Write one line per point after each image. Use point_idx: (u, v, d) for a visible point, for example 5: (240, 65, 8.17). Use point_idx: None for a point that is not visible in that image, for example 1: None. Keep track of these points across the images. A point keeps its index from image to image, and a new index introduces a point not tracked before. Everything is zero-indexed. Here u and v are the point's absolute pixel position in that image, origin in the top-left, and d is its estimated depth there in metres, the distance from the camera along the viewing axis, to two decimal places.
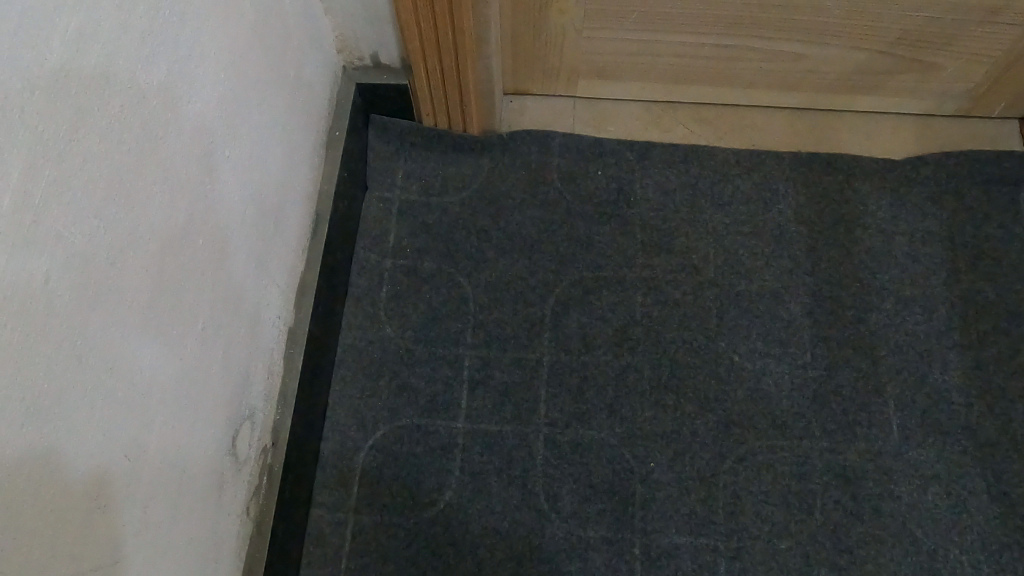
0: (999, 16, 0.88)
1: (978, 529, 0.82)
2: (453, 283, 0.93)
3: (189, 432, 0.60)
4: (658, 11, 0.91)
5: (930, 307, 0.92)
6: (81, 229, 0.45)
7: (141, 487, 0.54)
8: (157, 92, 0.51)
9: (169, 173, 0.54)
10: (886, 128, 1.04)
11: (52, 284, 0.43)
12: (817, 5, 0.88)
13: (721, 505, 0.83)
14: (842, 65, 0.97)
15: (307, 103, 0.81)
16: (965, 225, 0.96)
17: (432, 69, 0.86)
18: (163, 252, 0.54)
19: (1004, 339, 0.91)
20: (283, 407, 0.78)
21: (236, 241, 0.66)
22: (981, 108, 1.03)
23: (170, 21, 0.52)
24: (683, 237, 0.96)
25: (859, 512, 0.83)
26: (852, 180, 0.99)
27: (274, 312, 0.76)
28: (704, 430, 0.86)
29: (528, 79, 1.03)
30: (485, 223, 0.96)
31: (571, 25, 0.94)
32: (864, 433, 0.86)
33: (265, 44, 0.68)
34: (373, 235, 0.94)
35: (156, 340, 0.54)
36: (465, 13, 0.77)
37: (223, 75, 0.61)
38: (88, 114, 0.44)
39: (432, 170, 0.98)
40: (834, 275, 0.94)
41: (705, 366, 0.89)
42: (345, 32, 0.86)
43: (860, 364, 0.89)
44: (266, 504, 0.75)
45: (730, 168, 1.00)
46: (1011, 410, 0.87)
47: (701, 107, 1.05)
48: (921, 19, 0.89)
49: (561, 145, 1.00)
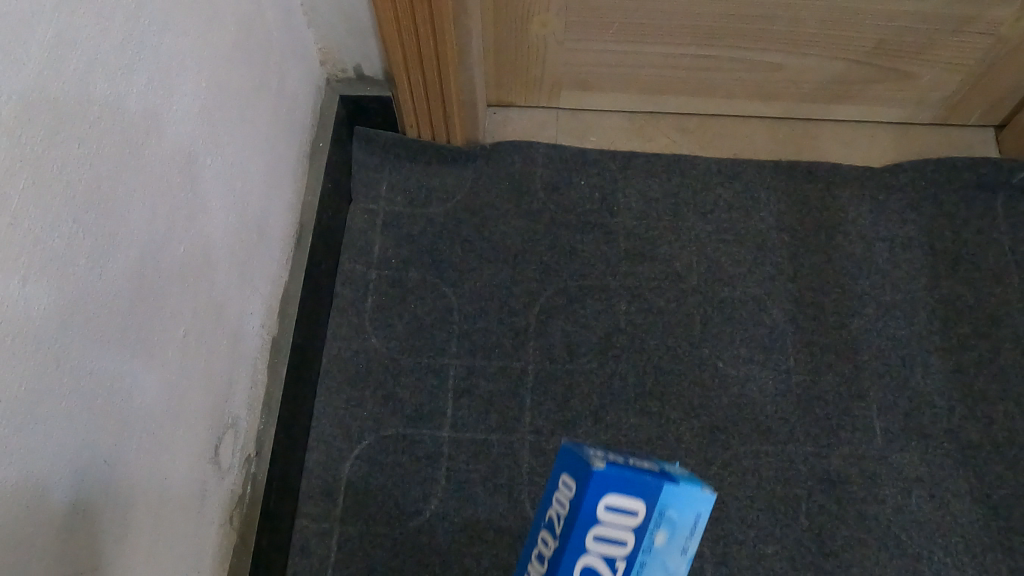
0: (971, 26, 0.90)
1: (961, 532, 0.83)
2: (438, 293, 0.93)
3: (170, 443, 0.60)
4: (638, 22, 0.92)
5: (911, 312, 0.93)
6: (59, 234, 0.45)
7: (121, 495, 0.54)
8: (138, 100, 0.52)
9: (150, 180, 0.54)
10: (865, 136, 1.05)
11: (31, 287, 0.43)
12: (794, 16, 0.90)
13: (707, 511, 0.83)
14: (820, 74, 0.99)
15: (291, 114, 0.82)
16: (945, 230, 0.98)
17: (414, 81, 0.87)
18: (144, 258, 0.54)
19: (984, 342, 0.92)
20: (268, 417, 0.78)
21: (219, 250, 0.67)
22: (957, 116, 1.04)
23: (150, 31, 0.53)
24: (666, 245, 0.97)
25: (844, 516, 0.83)
26: (832, 187, 1.00)
27: (257, 321, 0.76)
28: (689, 437, 0.86)
29: (511, 91, 1.04)
30: (470, 233, 0.96)
31: (553, 37, 0.95)
32: (848, 437, 0.86)
33: (247, 54, 0.69)
34: (357, 246, 0.95)
35: (137, 347, 0.54)
36: (447, 25, 0.79)
37: (205, 85, 0.61)
38: (67, 119, 0.45)
39: (416, 182, 0.99)
40: (817, 281, 0.94)
41: (690, 372, 0.89)
42: (328, 45, 0.87)
43: (843, 369, 0.90)
44: (250, 514, 0.74)
45: (712, 177, 1.01)
46: (992, 413, 0.88)
47: (682, 117, 1.07)
48: (895, 28, 0.91)
49: (545, 155, 1.01)
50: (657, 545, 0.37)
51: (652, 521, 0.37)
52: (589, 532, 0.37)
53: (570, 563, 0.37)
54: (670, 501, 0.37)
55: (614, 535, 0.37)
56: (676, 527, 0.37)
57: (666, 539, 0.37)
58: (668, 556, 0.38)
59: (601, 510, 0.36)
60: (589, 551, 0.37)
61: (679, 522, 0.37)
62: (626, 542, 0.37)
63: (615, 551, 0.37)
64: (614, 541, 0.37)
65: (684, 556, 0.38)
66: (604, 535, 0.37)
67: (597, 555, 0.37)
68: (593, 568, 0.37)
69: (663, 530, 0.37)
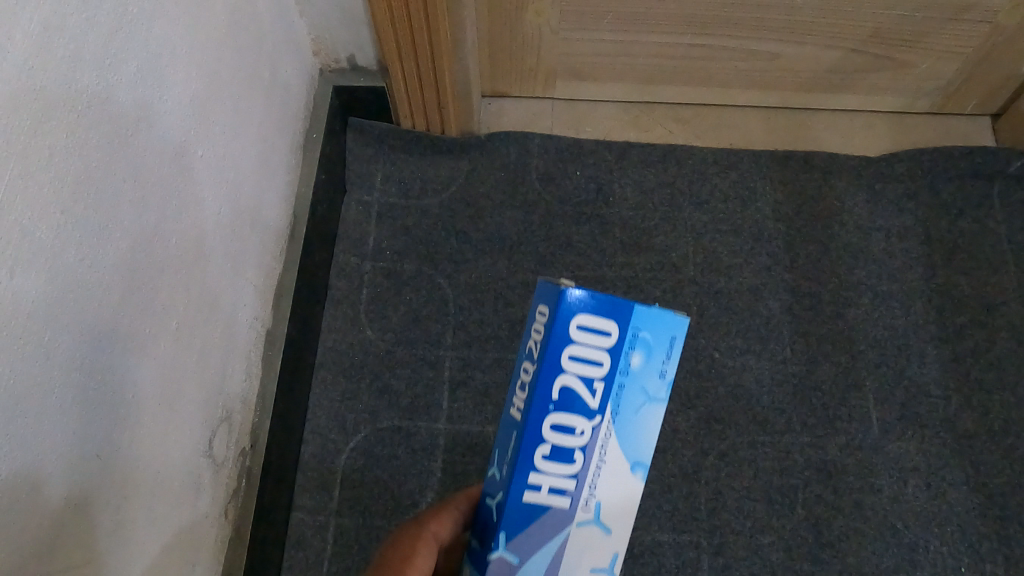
0: (968, 14, 0.90)
1: (957, 521, 0.83)
2: (433, 284, 0.93)
3: (163, 436, 0.60)
4: (633, 11, 0.92)
5: (908, 301, 0.93)
6: (47, 225, 0.44)
7: (113, 488, 0.53)
8: (127, 90, 0.51)
9: (140, 170, 0.54)
10: (862, 125, 1.05)
11: (18, 280, 0.42)
12: (790, 4, 0.89)
13: (704, 502, 0.83)
14: (816, 64, 0.98)
15: (283, 104, 0.81)
16: (941, 220, 0.97)
17: (408, 71, 0.86)
18: (135, 249, 0.54)
19: (981, 331, 0.91)
20: (262, 411, 0.77)
21: (211, 242, 0.66)
22: (954, 105, 1.04)
23: (140, 19, 0.52)
24: (663, 235, 0.96)
25: (840, 506, 0.83)
26: (829, 177, 0.99)
27: (251, 314, 0.76)
28: (686, 428, 0.86)
29: (506, 81, 1.03)
30: (465, 224, 0.96)
31: (548, 26, 0.94)
32: (844, 427, 0.86)
33: (239, 44, 0.68)
34: (352, 238, 0.94)
35: (129, 340, 0.54)
36: (441, 15, 0.78)
37: (195, 74, 0.61)
38: (54, 110, 0.44)
39: (411, 173, 0.98)
40: (813, 272, 0.94)
41: (686, 363, 0.89)
42: (321, 34, 0.86)
43: (839, 359, 0.89)
44: (244, 508, 0.74)
45: (708, 167, 1.00)
46: (989, 402, 0.88)
47: (678, 107, 1.06)
48: (892, 17, 0.91)
49: (540, 146, 1.01)
50: (633, 366, 0.38)
51: (627, 341, 0.37)
52: (565, 351, 0.36)
53: (549, 386, 0.37)
54: (644, 322, 0.37)
55: (590, 356, 0.37)
56: (653, 347, 0.38)
57: (643, 359, 0.38)
58: (645, 376, 0.38)
59: (576, 330, 0.36)
60: (567, 373, 0.37)
61: (654, 343, 0.38)
62: (604, 363, 0.37)
63: (594, 372, 0.37)
64: (592, 361, 0.37)
65: (662, 379, 0.39)
66: (580, 355, 0.37)
67: (576, 376, 0.37)
68: (572, 391, 0.37)
69: (639, 351, 0.38)
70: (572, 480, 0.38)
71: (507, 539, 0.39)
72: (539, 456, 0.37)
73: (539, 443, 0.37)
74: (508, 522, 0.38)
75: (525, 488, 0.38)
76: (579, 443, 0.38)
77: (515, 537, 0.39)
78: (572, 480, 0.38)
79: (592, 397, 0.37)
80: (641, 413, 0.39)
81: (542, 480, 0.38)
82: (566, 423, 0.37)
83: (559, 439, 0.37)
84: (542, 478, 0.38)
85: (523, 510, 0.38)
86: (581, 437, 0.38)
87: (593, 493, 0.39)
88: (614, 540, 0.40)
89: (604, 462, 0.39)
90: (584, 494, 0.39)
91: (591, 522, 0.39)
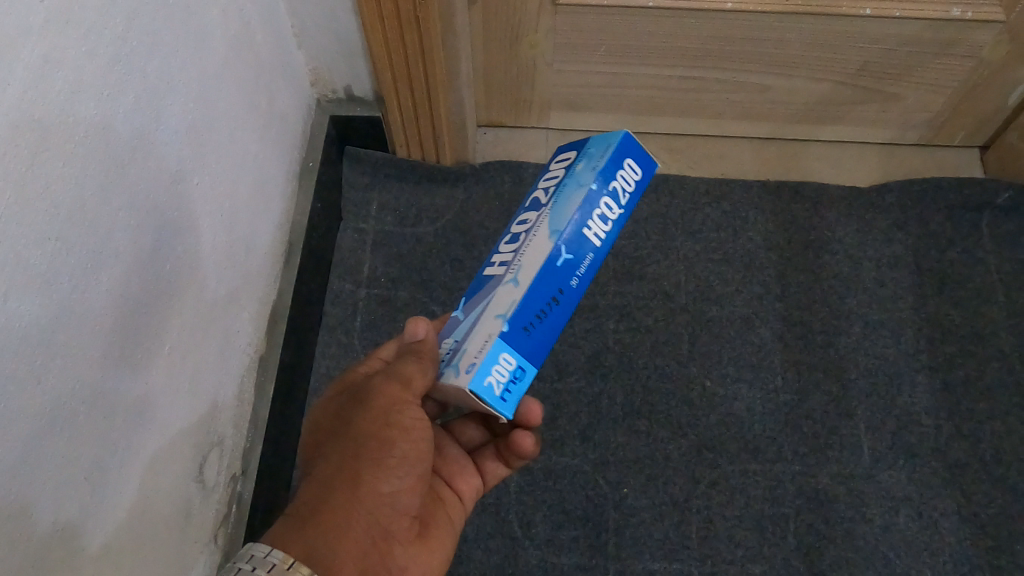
0: (953, 48, 0.91)
1: (949, 551, 0.83)
2: (427, 311, 0.94)
3: (154, 453, 0.60)
4: (626, 45, 0.93)
5: (898, 331, 0.94)
6: (42, 253, 0.45)
7: (102, 507, 0.53)
8: (125, 121, 0.52)
9: (137, 197, 0.55)
10: (851, 155, 1.07)
11: (12, 305, 0.43)
12: (779, 38, 0.91)
13: (695, 530, 0.83)
14: (806, 96, 1.00)
15: (280, 133, 0.83)
16: (931, 250, 0.98)
17: (404, 101, 0.88)
18: (131, 273, 0.55)
19: (972, 361, 0.92)
20: (254, 435, 0.77)
21: (207, 265, 0.67)
22: (942, 137, 1.06)
23: (139, 53, 0.53)
24: (655, 264, 0.97)
25: (832, 535, 0.83)
26: (820, 207, 1.01)
27: (245, 339, 0.76)
28: (677, 456, 0.86)
29: (501, 111, 1.05)
30: (459, 252, 0.97)
31: (542, 58, 0.96)
32: (836, 456, 0.86)
33: (237, 75, 0.70)
34: (347, 266, 0.96)
35: (124, 365, 0.55)
36: (434, 47, 0.79)
37: (192, 104, 0.62)
38: (52, 140, 0.45)
39: (406, 201, 1.00)
40: (804, 300, 0.95)
41: (679, 391, 0.90)
42: (319, 66, 0.88)
43: (831, 389, 0.90)
44: (235, 533, 0.74)
45: (700, 197, 1.02)
46: (980, 431, 0.88)
47: (671, 137, 1.08)
48: (879, 51, 0.92)
49: (533, 175, 1.02)
50: (577, 167, 0.51)
51: (578, 154, 0.52)
52: (547, 173, 0.55)
53: (530, 196, 0.55)
54: (593, 140, 0.52)
55: (555, 170, 0.54)
56: (595, 151, 0.51)
57: (585, 159, 0.51)
58: (582, 170, 0.50)
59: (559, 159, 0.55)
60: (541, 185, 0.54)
61: (594, 148, 0.51)
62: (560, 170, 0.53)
63: (553, 177, 0.53)
64: (556, 172, 0.53)
65: (590, 169, 0.49)
66: (551, 172, 0.54)
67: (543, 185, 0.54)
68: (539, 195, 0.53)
69: (583, 157, 0.51)
70: (511, 252, 0.51)
71: (467, 300, 0.53)
72: (505, 242, 0.53)
73: (509, 233, 0.54)
74: (473, 288, 0.53)
75: (489, 264, 0.53)
76: (523, 227, 0.52)
77: (471, 299, 0.53)
78: (509, 252, 0.51)
79: (544, 195, 0.52)
80: (568, 193, 0.49)
81: (497, 257, 0.53)
82: (525, 217, 0.53)
83: (517, 228, 0.53)
84: (498, 255, 0.53)
85: (482, 279, 0.53)
86: (526, 222, 0.52)
87: (516, 257, 0.49)
88: (515, 291, 0.47)
89: (531, 233, 0.50)
90: (511, 259, 0.50)
91: (507, 279, 0.49)
